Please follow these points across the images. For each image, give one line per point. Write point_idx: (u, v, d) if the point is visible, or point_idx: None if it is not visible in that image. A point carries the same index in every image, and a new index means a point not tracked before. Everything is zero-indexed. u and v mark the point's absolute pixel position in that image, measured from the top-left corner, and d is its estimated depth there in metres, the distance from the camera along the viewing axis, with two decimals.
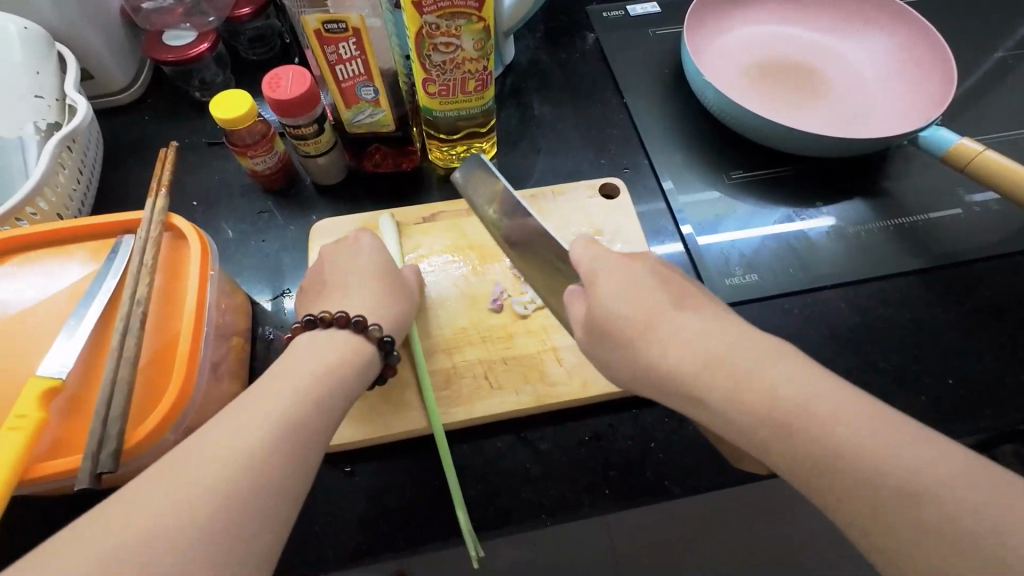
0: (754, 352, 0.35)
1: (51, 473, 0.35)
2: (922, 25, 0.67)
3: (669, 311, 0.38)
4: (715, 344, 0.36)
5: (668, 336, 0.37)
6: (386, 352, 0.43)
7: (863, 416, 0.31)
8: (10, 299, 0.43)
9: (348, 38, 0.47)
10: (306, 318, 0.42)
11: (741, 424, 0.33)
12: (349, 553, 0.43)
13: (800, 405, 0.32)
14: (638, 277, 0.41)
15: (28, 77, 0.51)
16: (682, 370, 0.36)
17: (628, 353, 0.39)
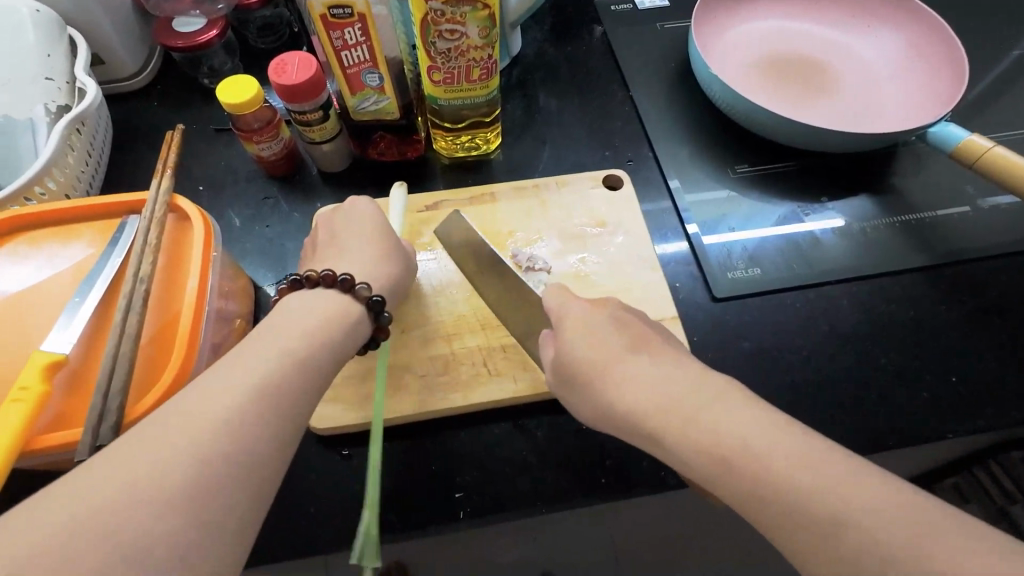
0: (698, 392, 0.34)
1: (52, 444, 0.35)
2: (935, 22, 0.66)
3: (625, 354, 0.39)
4: (662, 384, 0.36)
5: (620, 376, 0.37)
6: (374, 312, 0.43)
7: (800, 449, 0.30)
8: (19, 275, 0.44)
9: (354, 24, 0.47)
10: (293, 278, 0.42)
11: (693, 463, 0.32)
12: (344, 535, 0.43)
13: (748, 446, 0.31)
14: (599, 322, 0.42)
15: (39, 59, 0.52)
16: (634, 407, 0.36)
17: (587, 391, 0.39)
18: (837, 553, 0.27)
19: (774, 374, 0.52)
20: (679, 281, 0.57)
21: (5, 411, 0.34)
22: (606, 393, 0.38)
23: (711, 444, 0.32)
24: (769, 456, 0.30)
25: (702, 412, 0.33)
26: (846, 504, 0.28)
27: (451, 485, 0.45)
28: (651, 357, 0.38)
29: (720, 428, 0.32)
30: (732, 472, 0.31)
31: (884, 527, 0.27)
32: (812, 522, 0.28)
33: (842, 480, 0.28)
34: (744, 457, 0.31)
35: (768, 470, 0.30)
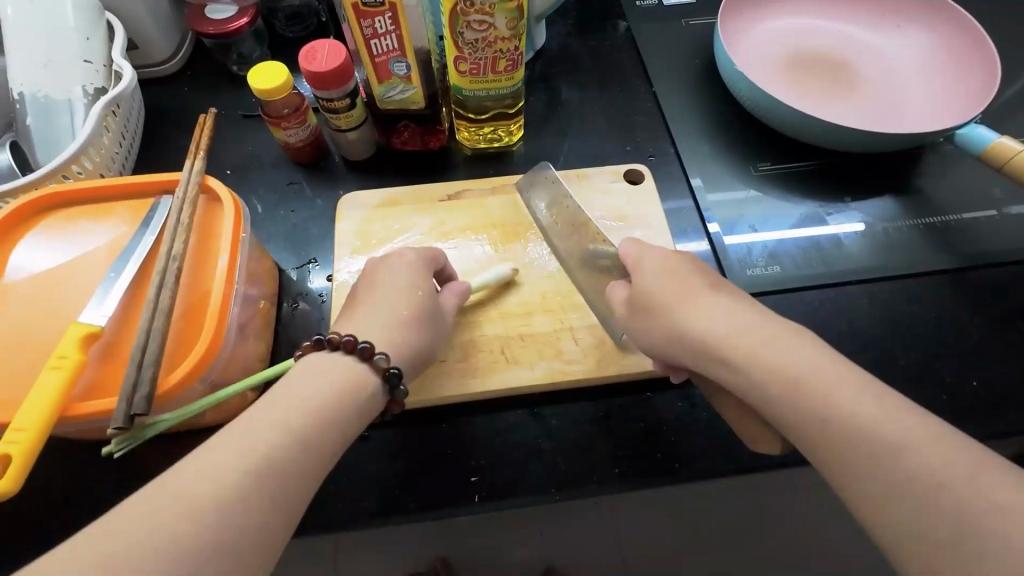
0: (772, 329, 0.38)
1: (87, 412, 0.37)
2: (967, 23, 0.65)
3: (705, 291, 0.42)
4: (740, 317, 0.39)
5: (698, 309, 0.41)
6: (389, 384, 0.41)
7: (864, 386, 0.34)
8: (56, 250, 0.46)
9: (385, 13, 0.48)
10: (315, 338, 0.40)
11: (759, 382, 0.36)
12: (361, 512, 0.45)
13: (817, 375, 0.34)
14: (681, 265, 0.45)
15: (77, 41, 0.54)
16: (710, 334, 0.39)
17: (660, 322, 0.42)
18: (894, 473, 0.31)
19: None
20: None
21: (44, 378, 0.36)
22: (680, 322, 0.41)
23: (786, 368, 0.35)
24: (838, 387, 0.34)
25: (773, 346, 0.37)
26: (908, 435, 0.31)
27: (466, 468, 0.46)
28: (729, 298, 0.41)
29: (793, 359, 0.36)
30: (802, 395, 0.34)
31: (940, 456, 0.30)
32: (869, 446, 0.31)
33: (904, 416, 0.32)
34: (814, 384, 0.34)
35: (837, 397, 0.33)
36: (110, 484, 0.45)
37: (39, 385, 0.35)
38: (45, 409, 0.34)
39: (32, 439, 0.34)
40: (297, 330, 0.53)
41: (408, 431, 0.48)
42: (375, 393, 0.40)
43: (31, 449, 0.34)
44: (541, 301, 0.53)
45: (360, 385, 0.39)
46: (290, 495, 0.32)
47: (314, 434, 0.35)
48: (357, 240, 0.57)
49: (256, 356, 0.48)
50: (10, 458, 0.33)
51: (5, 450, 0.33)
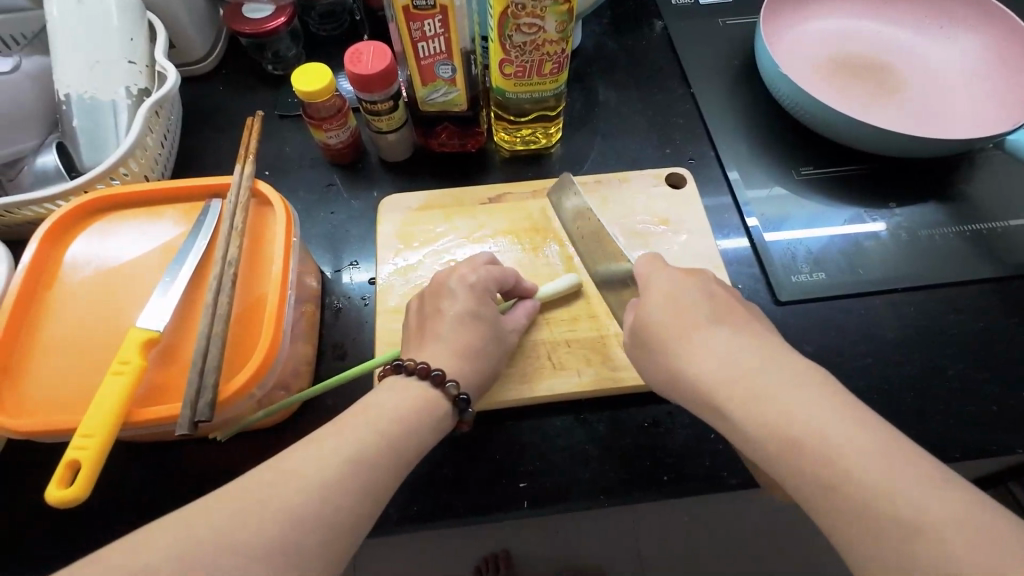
0: (772, 368, 0.36)
1: (151, 418, 0.37)
2: (1013, 22, 0.64)
3: (705, 326, 0.41)
4: (739, 355, 0.38)
5: (696, 345, 0.40)
6: (457, 409, 0.42)
7: (862, 441, 0.31)
8: (111, 253, 0.46)
9: (434, 16, 0.48)
10: (392, 362, 0.42)
11: (751, 436, 0.35)
12: (411, 515, 0.45)
13: (812, 429, 0.33)
14: (685, 293, 0.43)
15: (122, 42, 0.54)
16: (703, 375, 0.38)
17: (658, 357, 0.42)
18: (894, 544, 0.28)
19: (836, 380, 0.52)
20: (741, 283, 0.56)
21: (108, 384, 0.36)
22: (675, 359, 0.40)
23: (771, 416, 0.34)
24: (831, 439, 0.32)
25: (772, 385, 0.35)
26: (899, 500, 0.29)
27: (514, 475, 0.46)
28: (732, 331, 0.40)
29: (784, 403, 0.34)
30: (790, 446, 0.33)
31: (934, 524, 0.28)
32: (868, 513, 0.29)
33: (901, 477, 0.30)
34: (807, 433, 0.33)
35: (825, 454, 0.32)
36: (159, 484, 0.46)
37: (103, 391, 0.36)
38: (112, 414, 0.35)
39: (99, 445, 0.34)
40: (341, 331, 0.53)
41: (455, 435, 0.48)
42: (446, 416, 0.41)
43: (98, 455, 0.34)
44: (584, 307, 0.52)
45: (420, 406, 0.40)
46: (354, 508, 0.32)
47: (370, 445, 0.35)
48: (400, 242, 0.57)
49: (303, 359, 0.49)
50: (78, 464, 0.33)
51: (73, 456, 0.33)
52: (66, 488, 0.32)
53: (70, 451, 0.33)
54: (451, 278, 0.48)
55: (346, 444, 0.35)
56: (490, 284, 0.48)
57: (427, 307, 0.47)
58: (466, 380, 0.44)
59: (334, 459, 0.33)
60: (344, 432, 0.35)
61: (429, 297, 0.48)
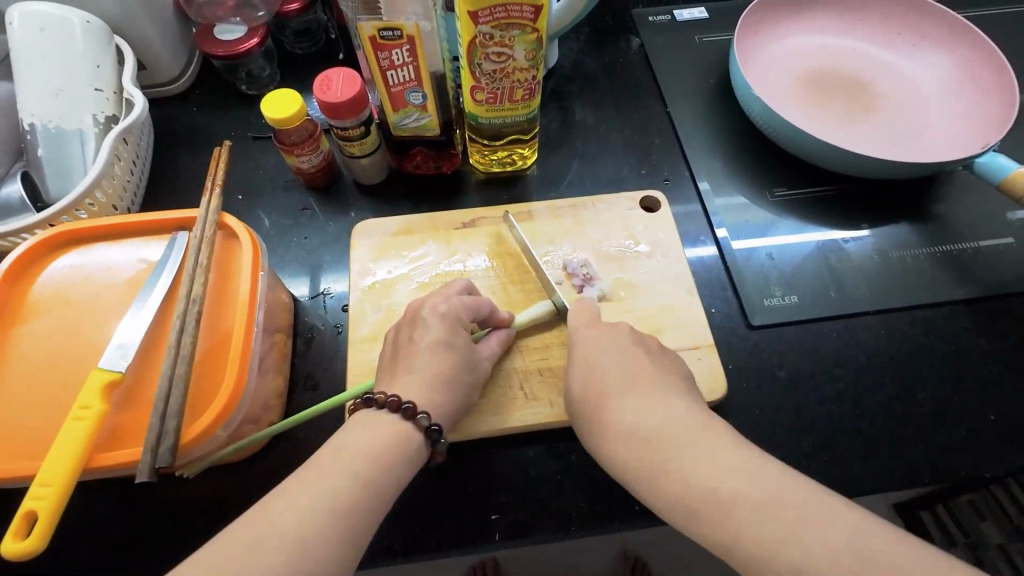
0: (684, 438, 0.37)
1: (113, 463, 0.37)
2: (984, 42, 0.65)
3: (614, 391, 0.41)
4: (651, 428, 0.38)
5: (614, 418, 0.40)
6: (430, 439, 0.41)
7: (772, 504, 0.32)
8: (73, 286, 0.46)
9: (402, 45, 0.47)
10: (363, 396, 0.41)
11: (666, 509, 0.35)
12: (384, 551, 0.44)
13: (714, 496, 0.33)
14: (602, 352, 0.44)
15: (88, 70, 0.53)
16: (621, 453, 0.38)
17: (582, 434, 0.42)
18: None
19: (810, 404, 0.52)
20: (715, 307, 0.57)
21: (67, 431, 0.35)
22: (595, 430, 0.40)
23: (688, 494, 0.34)
24: (744, 507, 0.32)
25: (685, 457, 0.35)
26: (811, 559, 0.30)
27: (487, 506, 0.46)
28: (645, 396, 0.40)
29: (697, 477, 0.34)
30: (706, 521, 0.33)
31: None
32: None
33: (810, 527, 0.31)
34: (721, 497, 0.33)
35: (739, 524, 0.32)
36: (130, 522, 0.45)
37: (62, 438, 0.35)
38: (71, 461, 0.34)
39: (58, 494, 0.33)
40: (314, 361, 0.53)
41: (429, 469, 0.47)
42: (419, 449, 0.41)
43: (57, 505, 0.33)
44: (557, 334, 0.53)
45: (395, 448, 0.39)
46: (329, 565, 0.32)
47: (341, 493, 0.35)
48: (374, 269, 0.56)
49: (275, 392, 0.48)
50: (35, 514, 0.33)
51: (30, 506, 0.32)
52: (21, 541, 0.32)
53: (27, 502, 0.32)
54: (423, 306, 0.48)
55: (315, 494, 0.34)
56: (460, 313, 0.48)
57: (401, 337, 0.47)
58: (438, 416, 0.43)
59: (307, 514, 0.33)
60: (314, 480, 0.35)
61: (404, 326, 0.47)
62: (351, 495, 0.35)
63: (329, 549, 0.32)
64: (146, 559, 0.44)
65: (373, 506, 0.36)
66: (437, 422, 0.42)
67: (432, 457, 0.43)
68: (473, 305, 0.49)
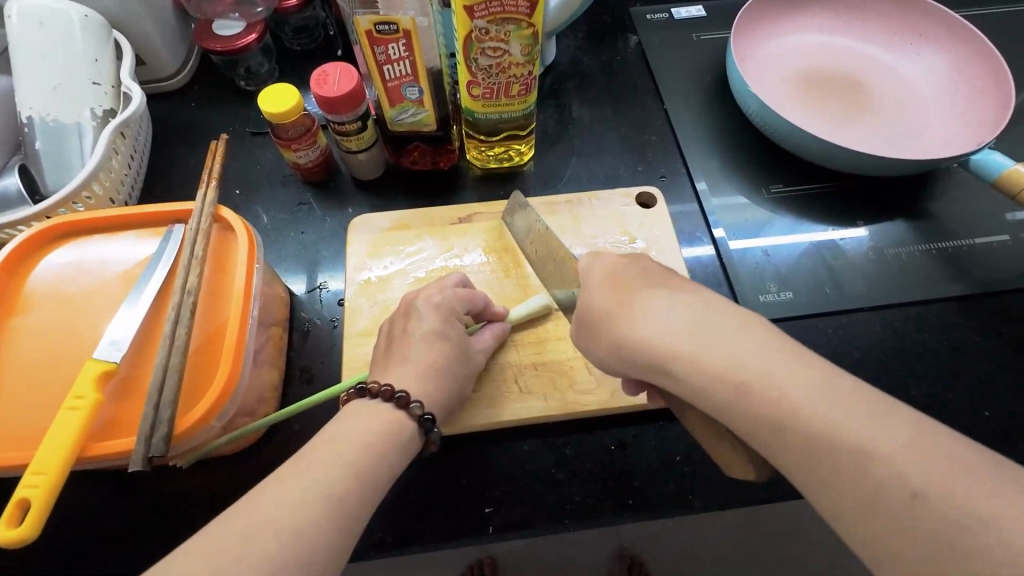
0: (723, 325, 0.36)
1: (107, 453, 0.37)
2: (980, 42, 0.65)
3: (649, 293, 0.40)
4: (687, 317, 0.38)
5: (648, 309, 0.39)
6: (423, 429, 0.42)
7: (820, 385, 0.32)
8: (70, 281, 0.46)
9: (398, 40, 0.48)
10: (356, 387, 0.42)
11: (709, 393, 0.35)
12: (379, 543, 0.45)
13: (765, 378, 0.33)
14: (629, 269, 0.44)
15: (86, 63, 0.53)
16: (656, 340, 0.38)
17: (605, 332, 0.41)
18: (863, 479, 0.29)
19: None
20: None
21: (62, 419, 0.35)
22: (628, 326, 0.39)
23: (736, 375, 0.34)
24: (792, 386, 0.32)
25: (726, 342, 0.35)
26: (866, 436, 0.29)
27: (482, 500, 0.46)
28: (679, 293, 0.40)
29: (742, 357, 0.34)
30: (755, 403, 0.33)
31: (906, 457, 0.28)
32: (833, 450, 0.30)
33: (864, 412, 0.30)
34: (771, 382, 0.33)
35: (787, 397, 0.32)
36: (125, 514, 0.45)
37: (57, 426, 0.35)
38: (65, 449, 0.34)
39: (51, 483, 0.33)
40: (310, 355, 0.53)
41: (425, 460, 0.48)
42: (412, 438, 0.41)
43: (50, 494, 0.33)
44: (553, 329, 0.53)
45: (390, 439, 0.39)
46: (322, 554, 0.32)
47: (334, 483, 0.35)
48: (370, 264, 0.57)
49: (271, 384, 0.49)
50: (28, 503, 0.33)
51: (24, 495, 0.33)
52: (15, 528, 0.32)
53: (20, 490, 0.33)
54: (417, 298, 0.48)
55: (308, 483, 0.34)
56: (455, 305, 0.48)
57: (396, 329, 0.47)
58: (432, 408, 0.43)
59: (300, 504, 0.33)
60: (307, 469, 0.35)
61: (398, 318, 0.48)
62: (344, 485, 0.35)
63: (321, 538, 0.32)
64: (141, 551, 0.44)
65: (366, 496, 0.36)
66: (430, 411, 0.43)
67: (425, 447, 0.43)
68: (466, 298, 0.49)
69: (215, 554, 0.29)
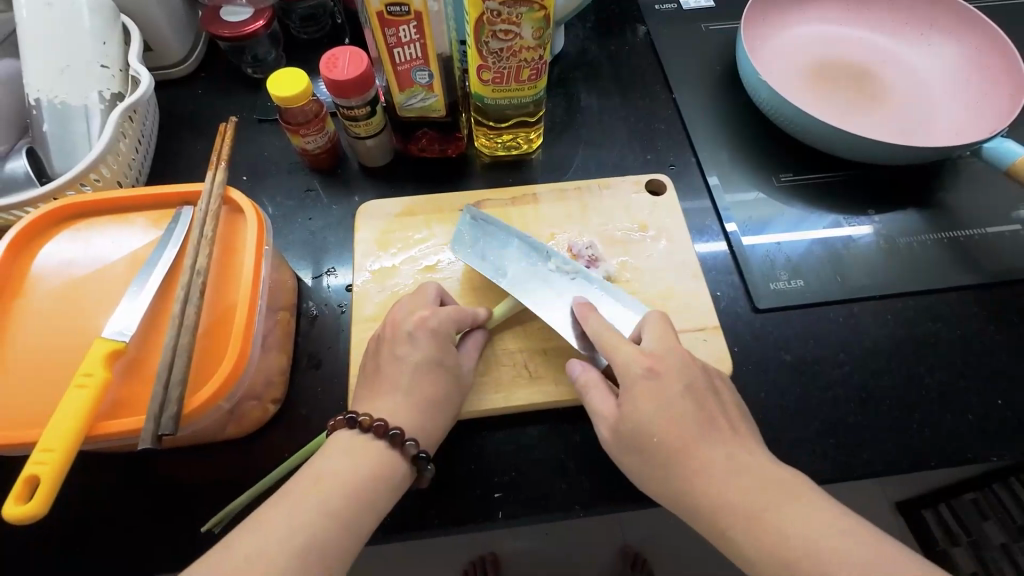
0: (772, 488, 0.35)
1: (115, 431, 0.37)
2: (992, 30, 0.64)
3: (697, 435, 0.38)
4: (738, 474, 0.36)
5: (700, 459, 0.37)
6: (417, 466, 0.41)
7: (876, 555, 0.31)
8: (76, 263, 0.46)
9: (409, 21, 0.47)
10: (347, 416, 0.40)
11: (753, 561, 0.34)
12: (388, 529, 0.44)
13: (810, 550, 0.32)
14: (672, 392, 0.40)
15: (95, 46, 0.53)
16: (712, 497, 0.36)
17: (648, 470, 0.39)
18: None
19: (816, 390, 0.51)
20: (720, 291, 0.56)
21: (70, 397, 0.35)
22: (676, 475, 0.38)
23: (784, 545, 0.33)
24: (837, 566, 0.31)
25: (783, 507, 0.34)
26: None
27: (490, 485, 0.46)
28: (726, 442, 0.38)
29: (790, 529, 0.33)
30: None
31: None
32: None
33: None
34: (820, 556, 0.32)
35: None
36: (132, 495, 0.45)
37: (66, 403, 0.35)
38: (73, 427, 0.34)
39: (60, 459, 0.33)
40: (316, 340, 0.53)
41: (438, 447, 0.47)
42: (404, 476, 0.40)
43: (59, 471, 0.33)
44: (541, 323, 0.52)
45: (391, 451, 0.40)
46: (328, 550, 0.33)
47: None
48: (379, 251, 0.56)
49: (278, 368, 0.48)
50: (37, 479, 0.32)
51: (31, 472, 0.32)
52: (23, 504, 0.31)
53: (28, 467, 0.32)
54: (410, 322, 0.46)
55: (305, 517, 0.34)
56: (450, 327, 0.47)
57: (391, 338, 0.45)
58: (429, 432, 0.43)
59: (297, 536, 0.33)
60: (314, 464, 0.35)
61: (385, 340, 0.46)
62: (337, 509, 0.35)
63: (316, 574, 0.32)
64: (148, 532, 0.44)
65: (362, 522, 0.36)
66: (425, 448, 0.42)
67: (416, 481, 0.42)
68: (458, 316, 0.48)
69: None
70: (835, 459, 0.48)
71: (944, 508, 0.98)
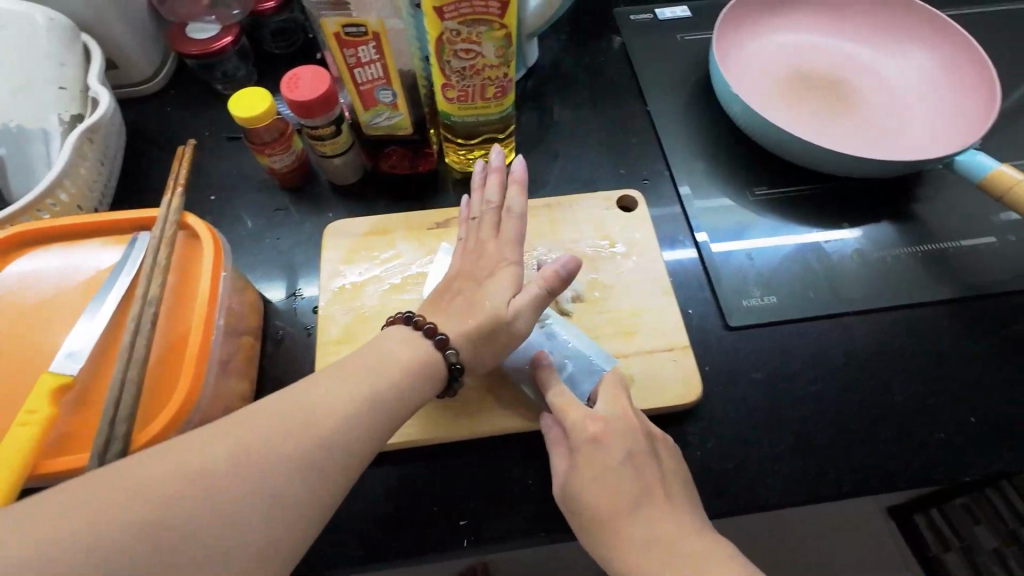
0: (696, 550, 0.36)
1: (59, 470, 0.36)
2: (966, 40, 0.64)
3: (634, 499, 0.38)
4: (667, 541, 0.37)
5: (631, 528, 0.37)
6: (450, 376, 0.43)
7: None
8: (30, 292, 0.45)
9: (368, 42, 0.47)
10: (407, 312, 0.44)
11: None
12: (347, 558, 0.43)
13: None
14: (614, 456, 0.40)
15: (53, 69, 0.52)
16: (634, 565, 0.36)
17: (589, 534, 0.39)
18: None
19: (788, 407, 0.51)
20: (693, 308, 0.56)
21: (12, 435, 0.34)
22: (613, 543, 0.37)
23: None
24: None
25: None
26: None
27: (453, 512, 0.45)
28: (655, 508, 0.38)
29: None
30: None
31: None
32: None
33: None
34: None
35: None
36: None
37: (7, 443, 0.34)
38: (15, 468, 0.33)
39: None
40: (282, 363, 0.52)
41: (381, 454, 0.47)
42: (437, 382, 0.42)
43: None
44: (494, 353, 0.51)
45: None
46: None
47: None
48: (346, 271, 0.56)
49: (239, 394, 0.47)
50: None
51: None
52: None
53: None
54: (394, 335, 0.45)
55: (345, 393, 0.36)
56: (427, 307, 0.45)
57: (466, 280, 0.47)
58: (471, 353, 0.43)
59: None
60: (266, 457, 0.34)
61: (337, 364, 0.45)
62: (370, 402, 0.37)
63: (299, 479, 0.32)
64: None
65: None
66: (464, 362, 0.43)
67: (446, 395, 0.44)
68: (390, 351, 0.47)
69: (201, 458, 0.30)
70: (807, 479, 0.47)
71: (935, 513, 0.96)
